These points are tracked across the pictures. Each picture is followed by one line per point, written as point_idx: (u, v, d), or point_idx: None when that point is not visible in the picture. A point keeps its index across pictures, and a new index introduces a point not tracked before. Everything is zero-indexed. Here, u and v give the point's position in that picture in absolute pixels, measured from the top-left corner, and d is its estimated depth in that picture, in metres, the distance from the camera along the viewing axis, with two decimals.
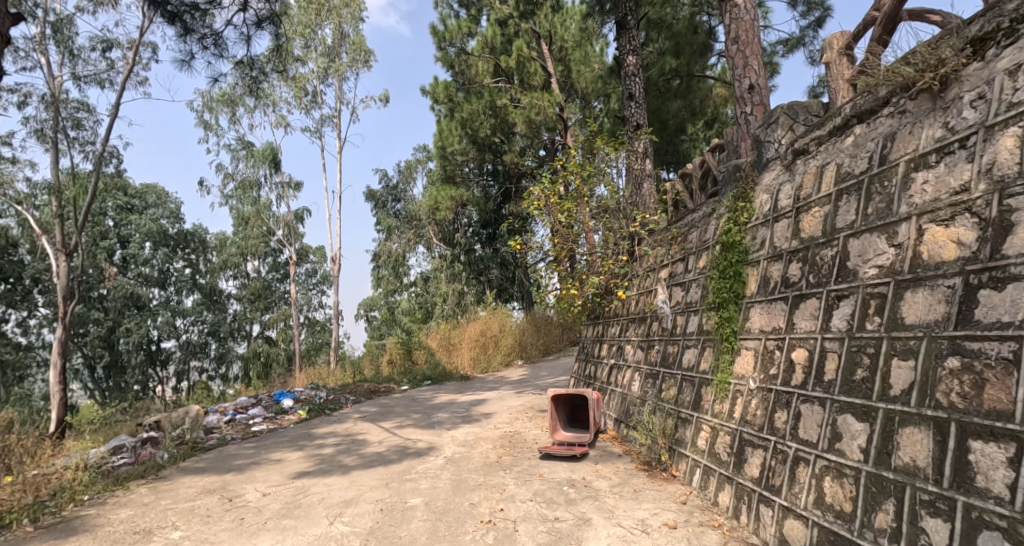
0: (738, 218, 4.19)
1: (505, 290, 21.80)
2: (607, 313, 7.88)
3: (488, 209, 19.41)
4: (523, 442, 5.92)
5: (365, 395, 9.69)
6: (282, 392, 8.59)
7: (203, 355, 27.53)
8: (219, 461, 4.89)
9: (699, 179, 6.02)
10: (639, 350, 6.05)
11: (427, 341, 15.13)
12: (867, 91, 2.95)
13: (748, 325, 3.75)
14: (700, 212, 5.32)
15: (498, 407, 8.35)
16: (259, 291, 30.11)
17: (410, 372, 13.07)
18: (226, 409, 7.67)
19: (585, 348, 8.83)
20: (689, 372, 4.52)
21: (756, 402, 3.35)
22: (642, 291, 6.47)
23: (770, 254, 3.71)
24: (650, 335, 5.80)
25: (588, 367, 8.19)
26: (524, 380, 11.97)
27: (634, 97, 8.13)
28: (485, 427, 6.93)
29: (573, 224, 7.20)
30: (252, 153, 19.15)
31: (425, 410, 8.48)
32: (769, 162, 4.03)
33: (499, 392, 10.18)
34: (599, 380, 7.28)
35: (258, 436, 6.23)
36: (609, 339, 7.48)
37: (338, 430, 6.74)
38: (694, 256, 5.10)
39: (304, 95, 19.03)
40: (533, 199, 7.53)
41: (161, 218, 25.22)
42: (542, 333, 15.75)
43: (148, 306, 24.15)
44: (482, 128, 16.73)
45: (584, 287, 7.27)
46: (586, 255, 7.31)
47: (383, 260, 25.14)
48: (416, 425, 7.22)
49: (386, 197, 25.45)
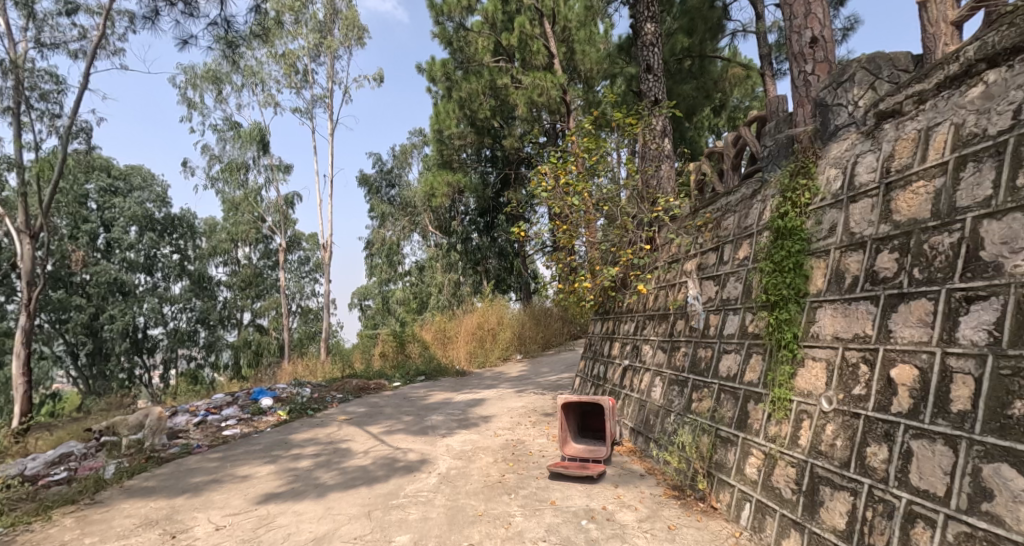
0: (795, 199, 3.44)
1: (503, 280, 21.07)
2: (618, 308, 7.19)
3: (487, 196, 18.66)
4: (528, 455, 5.21)
5: (353, 393, 8.96)
6: (261, 389, 7.84)
7: (191, 343, 26.74)
8: (174, 477, 4.16)
9: (733, 158, 5.32)
10: (659, 352, 5.38)
11: (422, 334, 14.43)
12: (1010, 24, 2.30)
13: (816, 329, 3.03)
14: (739, 194, 4.60)
15: (497, 409, 7.64)
16: (250, 278, 29.30)
17: (403, 367, 12.36)
18: (197, 409, 6.92)
19: (593, 345, 8.14)
20: (729, 382, 3.83)
21: (832, 429, 2.68)
22: (664, 285, 5.76)
23: (844, 243, 3.00)
24: (675, 336, 5.11)
25: (597, 367, 7.52)
26: (524, 377, 11.27)
27: (652, 69, 7.37)
28: (486, 434, 6.22)
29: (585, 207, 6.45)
30: (239, 134, 18.27)
31: (418, 412, 7.76)
32: (838, 130, 3.31)
33: (498, 391, 9.48)
34: (612, 383, 6.61)
35: (228, 443, 5.49)
36: (621, 336, 6.80)
37: (321, 435, 6.01)
38: (732, 245, 4.43)
39: (294, 73, 18.14)
40: (540, 180, 6.77)
41: (147, 202, 24.34)
42: (542, 326, 15.12)
43: (134, 292, 23.32)
44: (481, 109, 15.90)
45: (596, 278, 6.57)
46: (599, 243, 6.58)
47: (377, 248, 24.33)
48: (407, 430, 6.50)
49: (380, 182, 24.59)
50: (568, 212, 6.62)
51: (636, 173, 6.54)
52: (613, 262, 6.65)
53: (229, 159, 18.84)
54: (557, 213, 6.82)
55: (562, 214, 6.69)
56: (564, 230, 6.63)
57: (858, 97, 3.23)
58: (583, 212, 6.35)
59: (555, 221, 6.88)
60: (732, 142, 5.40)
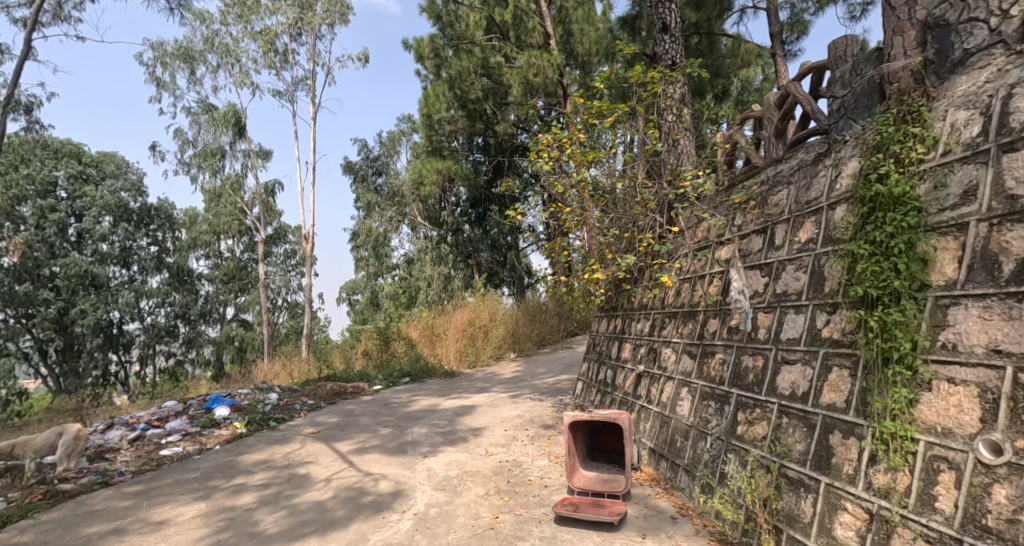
0: (898, 154, 2.48)
1: (495, 273, 19.89)
2: (630, 305, 6.26)
3: (479, 184, 17.67)
4: (527, 485, 4.27)
5: (327, 399, 7.99)
6: (218, 396, 6.86)
7: (170, 339, 25.52)
8: (63, 528, 3.32)
9: (779, 122, 4.38)
10: (686, 358, 4.50)
11: (408, 331, 13.39)
12: None
13: (953, 338, 2.15)
14: (796, 161, 3.67)
15: (488, 420, 6.70)
16: (233, 271, 28.11)
17: (386, 367, 11.42)
18: (138, 421, 5.97)
19: (598, 346, 7.24)
20: (794, 404, 2.92)
21: (1005, 494, 1.90)
22: (689, 276, 4.83)
23: (999, 212, 2.11)
24: (707, 340, 4.20)
25: (604, 372, 6.61)
26: (519, 379, 10.30)
27: (668, 28, 6.39)
28: (477, 454, 5.29)
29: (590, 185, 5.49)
30: (214, 117, 17.13)
31: (398, 422, 6.81)
32: (970, 57, 2.42)
33: (490, 395, 8.53)
34: (624, 393, 5.72)
35: (159, 469, 4.53)
36: (633, 336, 5.92)
37: (278, 456, 5.05)
38: (788, 225, 3.52)
39: (273, 53, 17.13)
40: (541, 148, 5.77)
41: (121, 191, 23.17)
42: (537, 322, 14.23)
43: (107, 286, 22.15)
44: (472, 89, 14.81)
45: (604, 269, 5.62)
46: (609, 226, 5.64)
47: (363, 239, 23.22)
48: (384, 448, 5.55)
49: (366, 169, 23.45)
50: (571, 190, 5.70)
51: (652, 141, 5.53)
52: (624, 249, 5.75)
53: (204, 144, 17.77)
54: (561, 193, 5.86)
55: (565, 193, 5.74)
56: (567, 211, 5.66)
57: (1010, 4, 2.32)
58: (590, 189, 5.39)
59: (557, 201, 5.92)
60: (776, 104, 4.45)
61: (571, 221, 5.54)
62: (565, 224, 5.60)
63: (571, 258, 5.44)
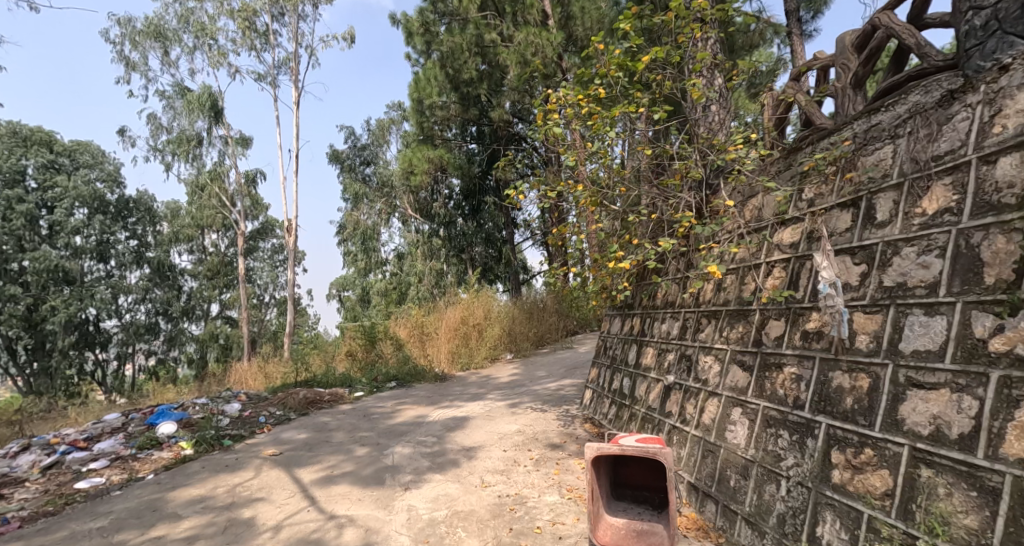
0: None
1: (489, 269, 19.21)
2: (654, 305, 5.37)
3: (472, 174, 16.69)
4: (536, 535, 3.34)
5: (298, 410, 7.04)
6: (164, 410, 5.86)
7: (150, 337, 24.24)
8: None
9: (860, 68, 3.42)
10: (737, 370, 3.60)
11: (396, 330, 12.32)
12: None
13: None
14: (903, 103, 2.72)
15: (484, 437, 5.76)
16: (217, 267, 27.03)
17: (372, 370, 10.45)
18: (60, 442, 5.02)
19: (610, 349, 6.34)
20: (941, 449, 2.09)
21: None
22: (740, 266, 3.89)
23: None
24: (770, 349, 3.29)
25: (620, 381, 5.72)
26: (517, 383, 9.32)
27: None
28: (471, 487, 4.33)
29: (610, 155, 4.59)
30: (187, 100, 16.02)
31: (378, 439, 5.84)
32: None
33: (486, 405, 7.58)
34: (648, 408, 4.85)
35: (59, 516, 3.59)
36: (660, 340, 5.03)
37: (221, 491, 4.06)
38: (896, 191, 2.57)
39: (253, 32, 16.07)
40: (552, 110, 4.74)
41: (95, 181, 22.01)
42: (535, 321, 13.33)
43: (81, 281, 21.02)
44: (466, 69, 13.90)
45: (625, 258, 4.71)
46: (634, 206, 4.76)
47: (350, 233, 22.02)
48: (357, 476, 4.57)
49: (353, 159, 22.42)
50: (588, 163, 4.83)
51: (687, 100, 4.56)
52: (651, 234, 4.80)
53: (179, 130, 16.61)
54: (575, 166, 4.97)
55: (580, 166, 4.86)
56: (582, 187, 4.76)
57: None
58: (611, 160, 4.48)
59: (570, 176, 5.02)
60: (853, 46, 3.51)
61: (586, 198, 4.63)
62: (580, 202, 4.69)
63: (586, 247, 4.52)
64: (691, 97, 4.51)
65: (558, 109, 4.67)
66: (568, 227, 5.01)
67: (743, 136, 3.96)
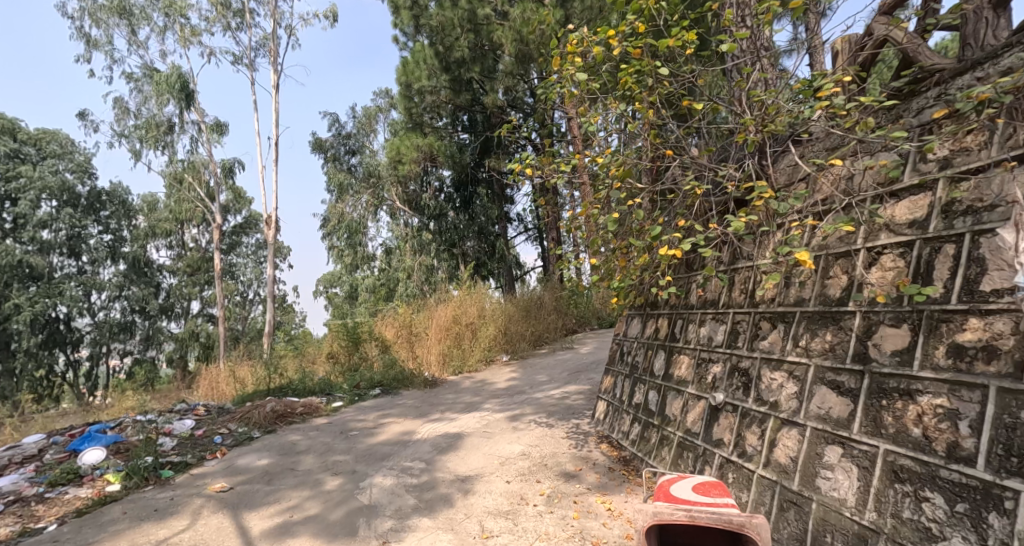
0: None
1: (482, 264, 18.13)
2: (688, 306, 4.48)
3: (464, 163, 15.74)
4: None
5: (264, 426, 6.07)
6: (93, 432, 4.91)
7: (125, 337, 23.03)
8: None
9: None
10: (823, 389, 2.70)
11: (382, 330, 11.33)
12: None
13: None
14: None
15: (483, 463, 4.84)
16: (197, 263, 25.83)
17: (354, 375, 9.49)
18: None
19: (627, 355, 5.47)
20: None
21: None
22: (822, 251, 2.97)
23: None
24: (888, 371, 2.37)
25: (642, 394, 4.86)
26: (516, 390, 8.37)
27: None
28: (468, 541, 3.40)
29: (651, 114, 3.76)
30: (156, 82, 14.91)
31: (354, 466, 4.88)
32: None
33: (482, 417, 6.65)
34: (684, 431, 3.97)
35: None
36: (699, 347, 4.14)
37: None
38: None
39: (227, 10, 14.96)
40: (571, 58, 3.83)
41: (64, 172, 20.77)
42: (532, 319, 12.42)
43: (49, 279, 19.84)
44: (457, 46, 12.87)
45: (660, 245, 3.89)
46: (673, 181, 3.93)
47: (333, 226, 20.85)
48: (323, 524, 3.62)
49: (338, 147, 21.26)
50: (621, 124, 4.05)
51: (759, 41, 3.59)
52: (695, 216, 3.89)
53: (149, 115, 15.49)
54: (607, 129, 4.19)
55: (612, 128, 4.10)
56: (609, 155, 3.97)
57: None
58: (651, 119, 3.66)
59: (598, 143, 4.25)
60: None
61: (617, 168, 3.83)
62: (608, 172, 3.90)
63: (612, 227, 3.73)
64: (764, 37, 3.54)
65: (587, 55, 3.85)
66: (592, 203, 4.22)
67: (835, 78, 2.98)
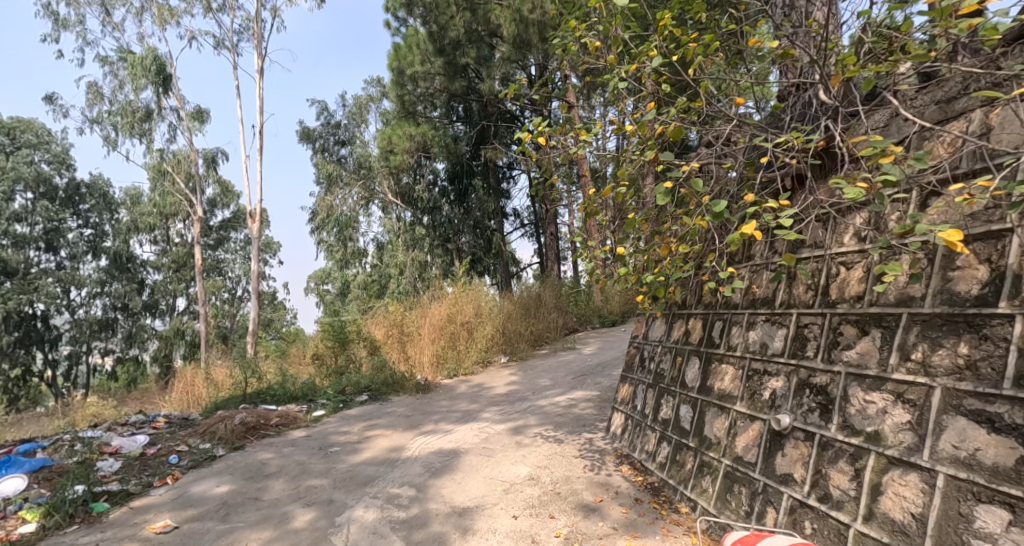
0: None
1: (478, 260, 17.33)
2: (731, 305, 3.72)
3: (459, 154, 14.95)
4: None
5: (232, 440, 5.29)
6: (15, 456, 4.12)
7: (106, 335, 22.05)
8: None
9: None
10: (963, 419, 2.05)
11: (372, 330, 10.55)
12: None
13: None
14: None
15: (484, 492, 4.09)
16: (183, 258, 24.86)
17: (340, 379, 8.69)
18: None
19: (648, 362, 4.77)
20: None
21: None
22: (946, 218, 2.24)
23: None
24: None
25: (671, 407, 4.13)
26: (518, 396, 7.58)
27: None
28: None
29: (703, 64, 3.18)
30: (132, 65, 14.02)
31: (329, 495, 4.11)
32: None
33: (481, 429, 5.89)
34: (733, 459, 3.24)
35: None
36: (749, 352, 3.41)
37: None
38: None
39: None
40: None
41: (40, 162, 19.84)
42: (531, 319, 11.67)
43: (24, 275, 18.91)
44: (452, 26, 12.05)
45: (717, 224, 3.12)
46: (729, 145, 3.23)
47: (321, 220, 19.93)
48: None
49: (327, 137, 20.43)
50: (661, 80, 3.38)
51: None
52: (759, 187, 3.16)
53: (124, 101, 14.58)
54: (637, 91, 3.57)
55: (646, 87, 3.44)
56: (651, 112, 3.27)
57: None
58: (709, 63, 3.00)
59: (629, 105, 3.58)
60: None
61: (669, 126, 3.10)
62: (654, 132, 3.15)
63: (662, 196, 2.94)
64: None
65: None
66: (625, 173, 3.45)
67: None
